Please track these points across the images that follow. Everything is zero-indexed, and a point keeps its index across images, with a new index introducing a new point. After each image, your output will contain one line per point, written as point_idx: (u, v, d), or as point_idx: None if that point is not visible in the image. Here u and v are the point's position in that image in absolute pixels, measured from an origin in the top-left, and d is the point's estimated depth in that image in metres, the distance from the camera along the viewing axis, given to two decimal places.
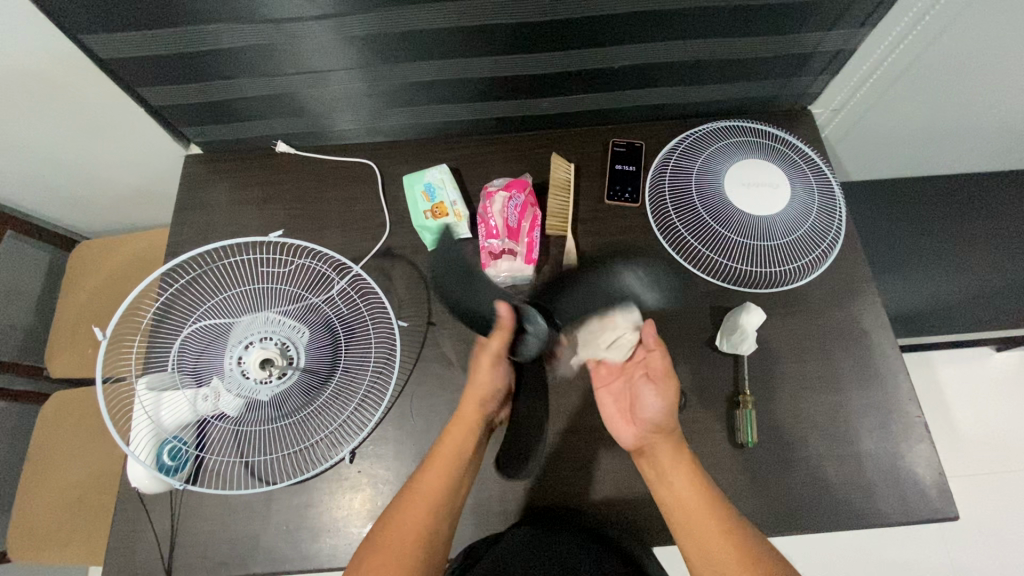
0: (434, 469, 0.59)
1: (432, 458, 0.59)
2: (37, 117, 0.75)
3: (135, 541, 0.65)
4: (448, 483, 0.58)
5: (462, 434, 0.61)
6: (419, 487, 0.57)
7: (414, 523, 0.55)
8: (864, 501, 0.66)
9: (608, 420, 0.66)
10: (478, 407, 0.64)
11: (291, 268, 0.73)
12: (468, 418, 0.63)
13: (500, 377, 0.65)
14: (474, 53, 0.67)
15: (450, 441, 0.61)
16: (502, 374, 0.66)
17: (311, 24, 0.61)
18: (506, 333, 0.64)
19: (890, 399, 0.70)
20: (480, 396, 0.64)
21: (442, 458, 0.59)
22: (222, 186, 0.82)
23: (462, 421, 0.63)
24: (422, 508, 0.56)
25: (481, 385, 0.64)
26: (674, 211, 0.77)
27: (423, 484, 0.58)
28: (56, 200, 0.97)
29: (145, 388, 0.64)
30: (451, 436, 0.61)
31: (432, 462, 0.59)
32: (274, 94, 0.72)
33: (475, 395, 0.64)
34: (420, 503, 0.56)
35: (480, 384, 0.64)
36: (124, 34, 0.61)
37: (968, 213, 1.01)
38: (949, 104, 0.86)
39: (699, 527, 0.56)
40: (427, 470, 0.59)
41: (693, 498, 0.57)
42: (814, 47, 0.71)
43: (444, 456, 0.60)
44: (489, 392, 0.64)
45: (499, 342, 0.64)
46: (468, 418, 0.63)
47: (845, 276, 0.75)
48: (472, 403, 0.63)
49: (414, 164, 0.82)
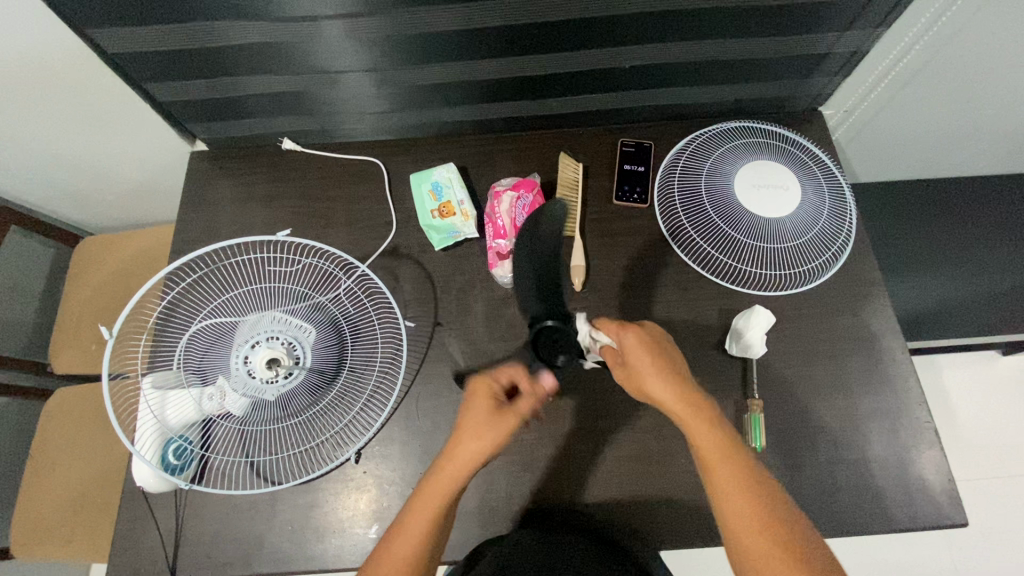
0: (414, 526, 0.53)
1: (413, 513, 0.53)
2: (44, 111, 0.75)
3: (139, 539, 0.65)
4: (427, 546, 0.53)
5: (453, 484, 0.54)
6: (396, 549, 0.52)
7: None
8: (874, 506, 0.66)
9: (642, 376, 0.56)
10: (477, 456, 0.55)
11: (297, 267, 0.73)
12: (462, 467, 0.55)
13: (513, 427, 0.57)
14: (487, 54, 0.67)
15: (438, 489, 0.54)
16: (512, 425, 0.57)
17: (322, 23, 0.61)
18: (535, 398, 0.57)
19: (900, 404, 0.70)
20: (487, 444, 0.55)
21: (424, 516, 0.53)
22: (228, 183, 0.81)
23: (455, 468, 0.55)
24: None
25: (485, 430, 0.55)
26: (683, 212, 0.77)
27: (403, 544, 0.52)
28: (61, 196, 0.97)
29: (151, 387, 0.64)
30: (438, 487, 0.54)
31: (416, 511, 0.53)
32: (283, 92, 0.71)
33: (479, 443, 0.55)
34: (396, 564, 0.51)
35: (490, 429, 0.55)
36: (133, 29, 0.60)
37: (978, 216, 1.00)
38: (962, 107, 0.85)
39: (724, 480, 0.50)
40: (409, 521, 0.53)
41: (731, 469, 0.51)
42: (828, 48, 0.70)
43: (424, 514, 0.53)
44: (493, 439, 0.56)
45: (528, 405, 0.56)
46: (461, 465, 0.55)
47: (855, 279, 0.75)
48: (475, 453, 0.55)
49: (421, 163, 0.82)
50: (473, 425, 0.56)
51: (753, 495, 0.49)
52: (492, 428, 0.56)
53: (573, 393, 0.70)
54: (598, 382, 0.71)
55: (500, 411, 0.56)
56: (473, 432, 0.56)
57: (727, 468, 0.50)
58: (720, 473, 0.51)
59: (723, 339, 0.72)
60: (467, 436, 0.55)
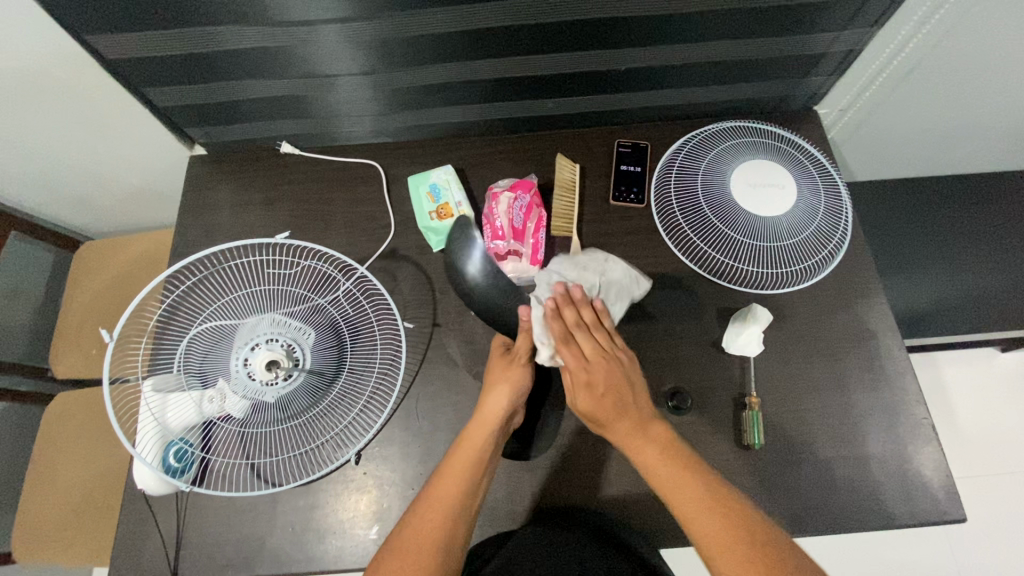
0: (454, 471, 0.57)
1: (451, 460, 0.58)
2: (42, 116, 0.75)
3: (141, 542, 0.65)
4: (468, 485, 0.57)
5: (484, 432, 0.60)
6: (438, 491, 0.56)
7: (431, 527, 0.54)
8: (872, 502, 0.66)
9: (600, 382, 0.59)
10: (505, 404, 0.61)
11: (296, 270, 0.73)
12: (491, 415, 0.61)
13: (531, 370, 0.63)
14: (483, 56, 0.67)
15: (472, 439, 0.59)
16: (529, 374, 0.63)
17: (319, 27, 0.61)
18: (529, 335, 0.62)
19: (898, 401, 0.70)
20: (508, 392, 0.61)
21: (463, 460, 0.58)
22: (227, 186, 0.82)
23: (486, 420, 0.60)
24: (440, 513, 0.54)
25: (512, 381, 0.62)
26: (680, 211, 0.77)
27: (445, 486, 0.56)
28: (60, 201, 0.97)
29: (151, 389, 0.64)
30: (472, 438, 0.59)
31: (454, 459, 0.58)
32: (281, 96, 0.72)
33: (506, 392, 0.62)
34: (441, 505, 0.55)
35: (511, 378, 0.62)
36: (131, 35, 0.61)
37: (973, 213, 1.00)
38: (956, 104, 0.85)
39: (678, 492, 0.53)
40: (447, 470, 0.57)
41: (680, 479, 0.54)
42: (821, 48, 0.70)
43: (462, 459, 0.58)
44: (517, 388, 0.62)
45: (528, 343, 0.63)
46: (491, 415, 0.61)
47: (851, 277, 0.75)
48: (501, 400, 0.61)
49: (419, 165, 0.82)
50: (495, 380, 0.63)
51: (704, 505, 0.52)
52: (513, 376, 0.63)
53: None
54: None
55: (514, 358, 0.64)
56: (495, 385, 0.62)
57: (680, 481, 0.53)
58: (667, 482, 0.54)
59: (720, 337, 0.73)
60: (493, 388, 0.62)
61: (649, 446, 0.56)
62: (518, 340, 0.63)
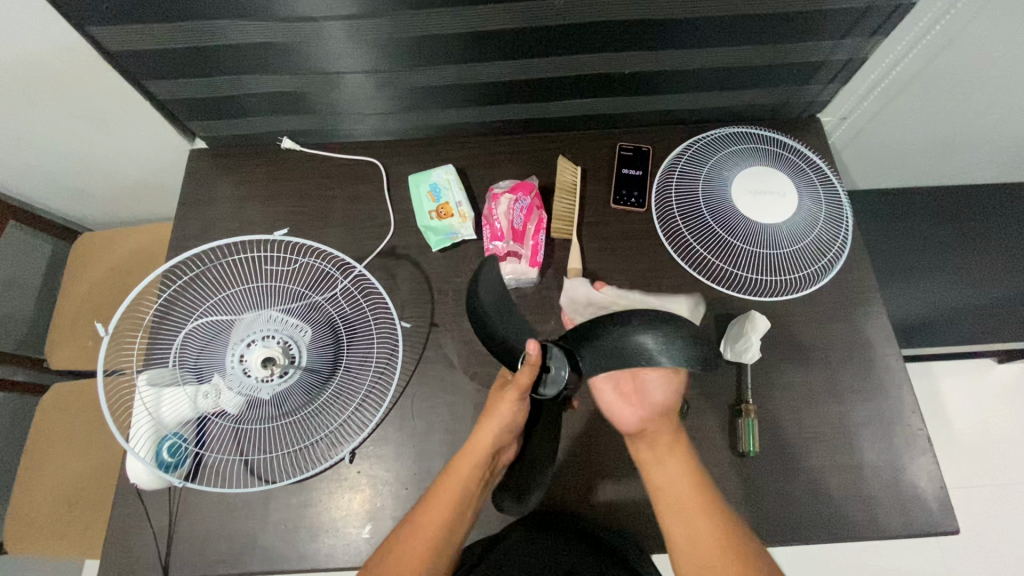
0: (440, 501, 0.59)
1: (437, 491, 0.59)
2: (41, 106, 0.75)
3: (134, 536, 0.65)
4: (449, 522, 0.59)
5: (471, 466, 0.61)
6: (424, 519, 0.58)
7: (415, 551, 0.56)
8: (865, 513, 0.66)
9: (608, 408, 0.68)
10: (492, 439, 0.62)
11: (294, 266, 0.73)
12: (479, 448, 0.62)
13: (522, 410, 0.64)
14: (486, 57, 0.67)
15: (457, 475, 0.61)
16: (523, 408, 0.64)
17: (323, 24, 0.61)
18: (534, 369, 0.62)
19: (893, 411, 0.70)
20: (495, 429, 0.62)
21: (449, 492, 0.60)
22: (227, 181, 0.81)
23: (472, 453, 0.62)
24: (420, 542, 0.57)
25: (501, 418, 0.63)
26: (680, 216, 0.77)
27: (431, 518, 0.58)
28: (59, 191, 0.97)
29: (146, 384, 0.64)
30: (459, 469, 0.61)
31: (441, 488, 0.60)
32: (284, 91, 0.72)
33: (493, 428, 0.63)
34: (423, 534, 0.57)
35: (499, 415, 0.63)
36: (132, 27, 0.61)
37: (973, 224, 1.00)
38: (957, 115, 0.85)
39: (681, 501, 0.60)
40: (431, 502, 0.59)
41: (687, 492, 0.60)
42: (824, 55, 0.70)
43: (449, 491, 0.59)
44: (505, 425, 0.63)
45: (527, 377, 0.62)
46: (478, 451, 0.62)
47: (850, 286, 0.75)
48: (490, 436, 0.62)
49: (419, 164, 0.82)
50: (486, 415, 0.63)
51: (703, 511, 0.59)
52: (504, 413, 0.63)
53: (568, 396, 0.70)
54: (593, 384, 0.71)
55: (504, 395, 0.63)
56: (487, 421, 0.63)
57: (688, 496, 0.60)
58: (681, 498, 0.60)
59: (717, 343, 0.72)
60: (483, 422, 0.63)
61: (677, 466, 0.62)
62: (520, 372, 0.62)
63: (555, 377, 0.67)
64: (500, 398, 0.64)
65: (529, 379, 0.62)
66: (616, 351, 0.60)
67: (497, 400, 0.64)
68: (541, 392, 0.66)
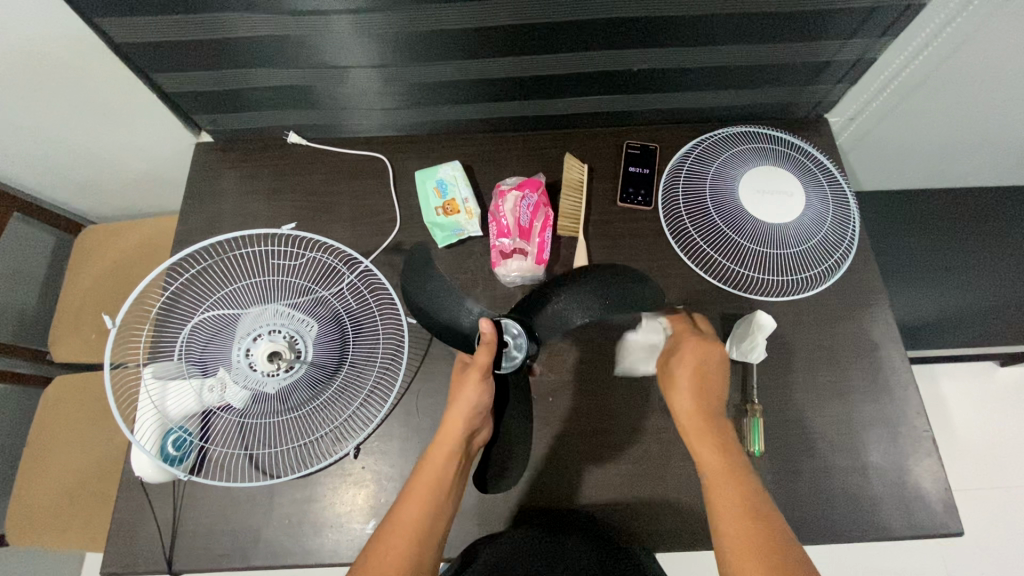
0: (415, 496, 0.57)
1: (413, 484, 0.58)
2: (48, 98, 0.74)
3: (137, 529, 0.65)
4: (427, 515, 0.57)
5: (442, 456, 0.60)
6: (403, 512, 0.56)
7: (396, 548, 0.54)
8: (870, 514, 0.66)
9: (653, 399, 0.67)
10: (461, 424, 0.61)
11: (300, 261, 0.73)
12: (449, 438, 0.61)
13: (487, 390, 0.63)
14: (495, 53, 0.67)
15: (429, 468, 0.59)
16: (487, 389, 0.63)
17: (333, 18, 0.61)
18: (491, 347, 0.62)
19: (898, 412, 0.70)
20: (462, 413, 0.61)
21: (423, 485, 0.58)
22: (232, 175, 0.81)
23: (443, 444, 0.61)
24: (403, 535, 0.55)
25: (464, 402, 0.62)
26: (687, 215, 0.77)
27: (406, 512, 0.56)
28: (64, 183, 0.96)
29: (152, 376, 0.64)
30: (432, 461, 0.60)
31: (415, 483, 0.58)
32: (292, 86, 0.71)
33: (460, 414, 0.62)
34: (402, 531, 0.55)
35: (464, 400, 0.62)
36: (143, 19, 0.60)
37: (979, 226, 1.00)
38: (966, 117, 0.85)
39: (716, 480, 0.57)
40: (406, 499, 0.57)
41: (723, 469, 0.58)
42: (833, 55, 0.70)
43: (423, 483, 0.58)
44: (471, 410, 0.62)
45: (486, 357, 0.62)
46: (448, 440, 0.61)
47: (856, 287, 0.75)
48: (458, 420, 0.61)
49: (425, 159, 0.82)
50: (451, 401, 0.63)
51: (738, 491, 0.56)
52: (469, 395, 0.62)
53: (567, 394, 0.70)
54: (596, 383, 0.71)
55: (466, 380, 0.63)
56: (453, 405, 0.62)
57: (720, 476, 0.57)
58: (716, 474, 0.57)
59: (723, 343, 0.72)
60: (450, 408, 0.62)
61: (713, 456, 0.59)
62: (477, 353, 0.62)
63: (513, 354, 0.67)
64: (463, 381, 0.63)
65: (488, 357, 0.62)
66: (574, 310, 0.66)
67: (460, 384, 0.63)
68: (502, 367, 0.66)
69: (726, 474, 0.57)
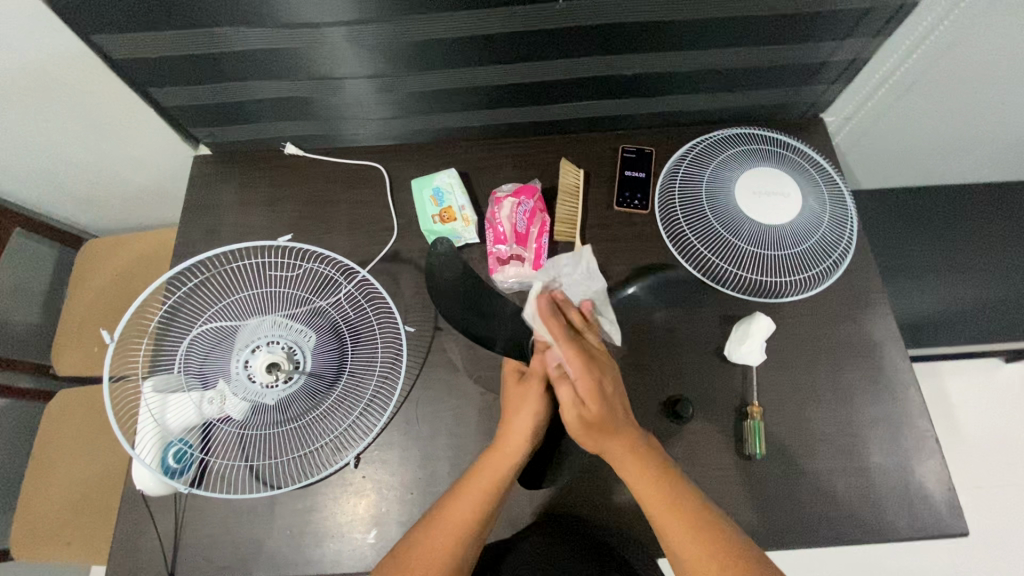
0: (469, 505, 0.56)
1: (467, 489, 0.57)
2: (44, 113, 0.75)
3: (139, 540, 0.65)
4: (478, 527, 0.55)
5: (505, 468, 0.58)
6: (454, 510, 0.55)
7: (438, 557, 0.53)
8: (873, 515, 0.65)
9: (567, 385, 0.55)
10: (528, 438, 0.59)
11: (298, 273, 0.73)
12: (514, 448, 0.58)
13: (549, 402, 0.60)
14: (487, 60, 0.67)
15: (489, 472, 0.57)
16: (548, 400, 0.60)
17: (326, 29, 0.61)
18: (544, 353, 0.61)
19: (900, 412, 0.69)
20: (531, 422, 0.59)
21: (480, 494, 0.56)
22: (231, 186, 0.82)
23: (506, 452, 0.58)
24: (448, 543, 0.54)
25: (531, 411, 0.59)
26: (684, 218, 0.76)
27: (455, 520, 0.55)
28: (64, 198, 0.97)
29: (151, 391, 0.63)
30: (492, 468, 0.58)
31: (470, 491, 0.56)
32: (287, 97, 0.72)
33: (527, 425, 0.59)
34: (447, 538, 0.54)
35: (531, 410, 0.59)
36: (137, 35, 0.61)
37: (981, 222, 1.00)
38: (962, 114, 0.85)
39: (655, 505, 0.54)
40: (459, 506, 0.56)
41: (661, 486, 0.55)
42: (826, 56, 0.70)
43: (480, 490, 0.56)
44: (536, 420, 0.59)
45: (541, 363, 0.60)
46: (512, 451, 0.58)
47: (855, 287, 0.75)
48: (522, 433, 0.59)
49: (422, 167, 0.82)
50: (513, 409, 0.60)
51: (683, 514, 0.53)
52: (531, 408, 0.60)
53: None
54: None
55: (530, 386, 0.60)
56: (515, 416, 0.60)
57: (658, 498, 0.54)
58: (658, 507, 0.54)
59: (722, 345, 0.72)
60: (513, 418, 0.60)
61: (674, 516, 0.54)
62: (534, 360, 0.61)
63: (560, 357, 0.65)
64: (524, 392, 0.61)
65: (543, 365, 0.60)
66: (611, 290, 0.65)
67: (523, 396, 0.61)
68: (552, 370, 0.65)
69: (658, 494, 0.54)
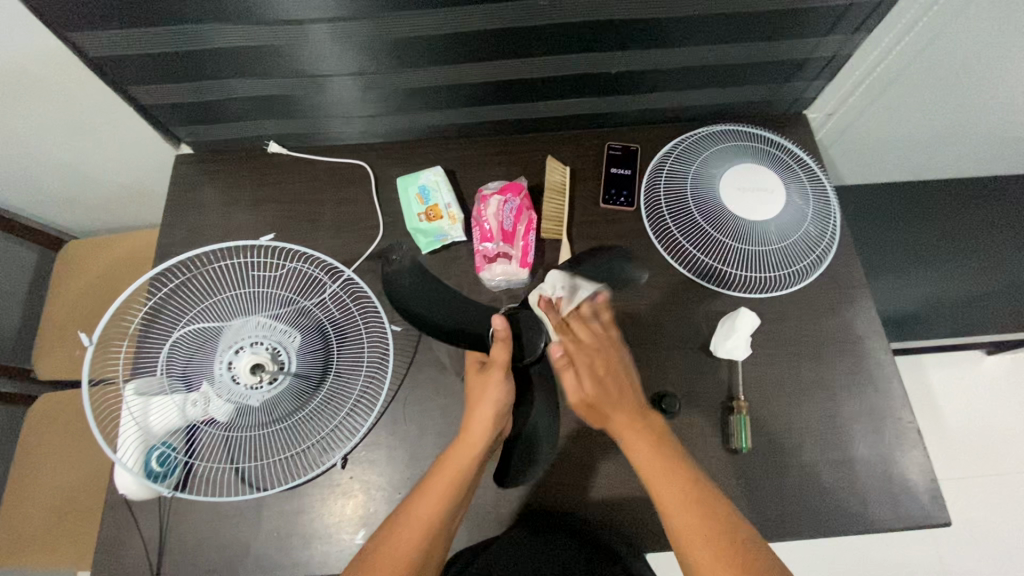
0: (434, 495, 0.56)
1: (432, 481, 0.57)
2: (21, 112, 0.73)
3: (123, 546, 0.64)
4: (444, 517, 0.55)
5: (467, 457, 0.58)
6: (421, 502, 0.56)
7: (405, 549, 0.53)
8: (858, 506, 0.66)
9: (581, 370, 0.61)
10: (489, 427, 0.59)
11: (282, 272, 0.72)
12: (475, 438, 0.59)
13: (510, 390, 0.61)
14: (471, 58, 0.67)
15: (452, 462, 0.58)
16: (509, 388, 0.61)
17: (308, 26, 0.60)
18: (507, 343, 0.61)
19: (884, 405, 0.70)
20: (491, 412, 0.60)
21: (444, 485, 0.57)
22: (213, 186, 0.81)
23: (469, 442, 0.59)
24: (416, 535, 0.54)
25: (493, 401, 0.60)
26: (669, 214, 0.77)
27: (421, 511, 0.55)
28: (43, 199, 0.95)
29: (134, 394, 0.63)
30: (455, 458, 0.58)
31: (435, 481, 0.57)
32: (269, 96, 0.71)
33: (488, 414, 0.60)
34: (414, 529, 0.54)
35: (491, 399, 0.60)
36: (115, 33, 0.60)
37: (962, 217, 1.01)
38: (941, 111, 0.86)
39: (661, 484, 0.54)
40: (424, 496, 0.56)
41: (669, 465, 0.55)
42: (808, 53, 0.71)
43: (444, 480, 0.57)
44: (499, 407, 0.60)
45: (504, 353, 0.61)
46: (474, 441, 0.59)
47: (838, 281, 0.75)
48: (483, 422, 0.59)
49: (408, 166, 0.82)
50: (475, 400, 0.61)
51: (687, 495, 0.53)
52: (492, 397, 0.60)
53: None
54: None
55: (489, 377, 0.61)
56: (475, 407, 0.60)
57: (662, 474, 0.54)
58: (665, 489, 0.54)
59: (708, 341, 0.73)
60: (473, 410, 0.60)
61: (674, 497, 0.53)
62: (495, 350, 0.61)
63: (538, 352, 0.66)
64: (485, 381, 0.61)
65: (506, 354, 0.61)
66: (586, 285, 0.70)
67: (483, 386, 0.61)
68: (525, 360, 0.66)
69: (666, 476, 0.54)
